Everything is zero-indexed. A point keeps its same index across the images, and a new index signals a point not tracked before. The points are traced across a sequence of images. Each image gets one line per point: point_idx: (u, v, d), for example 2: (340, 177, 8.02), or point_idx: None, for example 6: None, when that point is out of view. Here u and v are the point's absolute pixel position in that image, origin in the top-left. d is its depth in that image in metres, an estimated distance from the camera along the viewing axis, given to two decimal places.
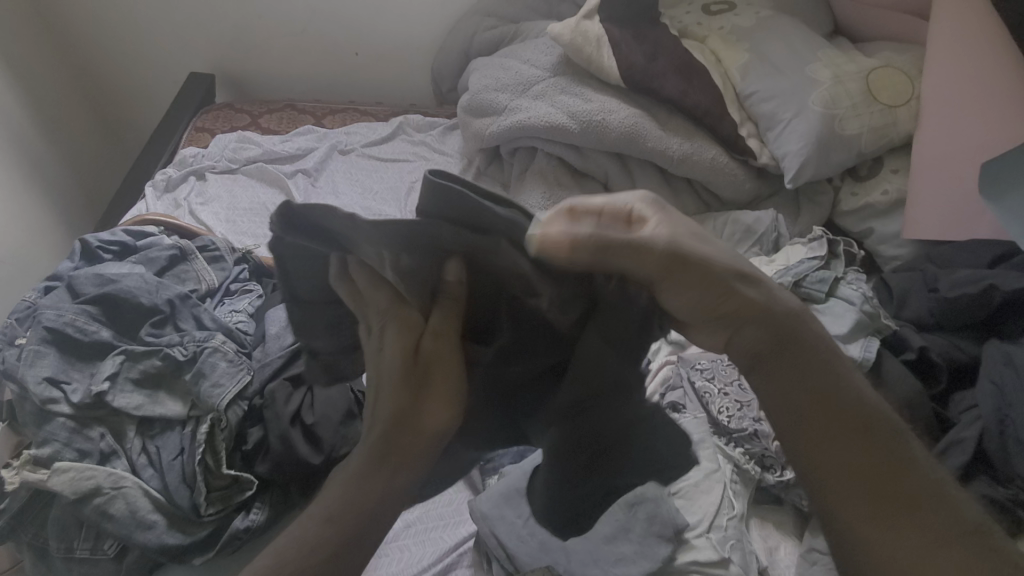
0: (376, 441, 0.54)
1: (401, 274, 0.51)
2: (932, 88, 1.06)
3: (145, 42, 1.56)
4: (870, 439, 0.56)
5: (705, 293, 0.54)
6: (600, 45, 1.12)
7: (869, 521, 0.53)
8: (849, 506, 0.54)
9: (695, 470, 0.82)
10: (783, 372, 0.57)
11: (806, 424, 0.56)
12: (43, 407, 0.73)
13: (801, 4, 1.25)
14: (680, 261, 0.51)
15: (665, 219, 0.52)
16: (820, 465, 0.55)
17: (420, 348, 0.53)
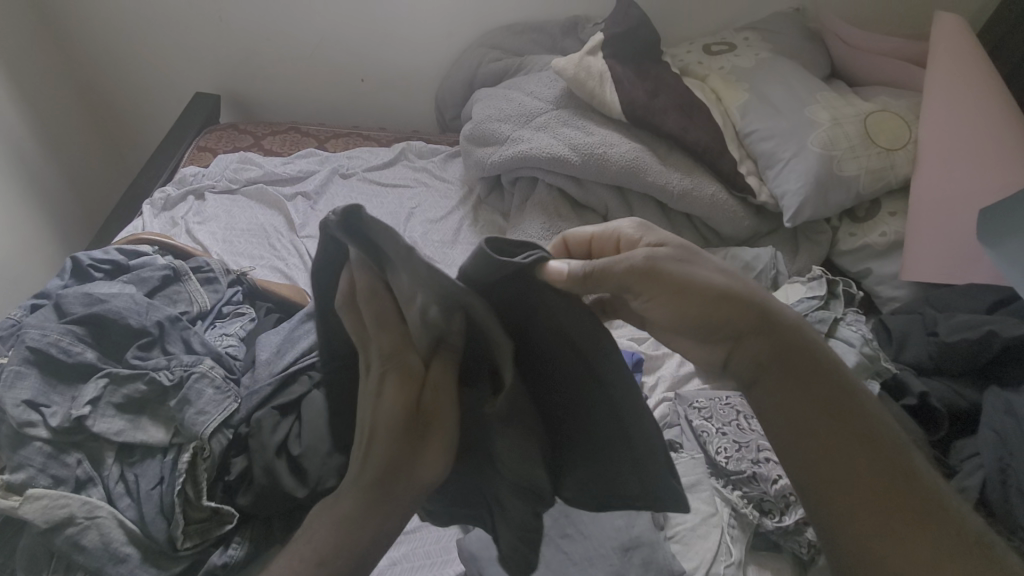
0: (363, 493, 0.49)
1: (414, 319, 0.48)
2: (929, 133, 1.08)
3: (152, 61, 1.57)
4: (876, 447, 0.55)
5: (705, 303, 0.57)
6: (603, 81, 1.13)
7: (877, 528, 0.51)
8: (856, 509, 0.52)
9: (692, 513, 0.81)
10: (786, 384, 0.58)
11: (806, 432, 0.56)
12: (18, 431, 0.70)
13: (799, 48, 1.28)
14: (665, 277, 0.56)
15: (653, 237, 0.60)
16: (824, 470, 0.54)
17: (421, 402, 0.48)
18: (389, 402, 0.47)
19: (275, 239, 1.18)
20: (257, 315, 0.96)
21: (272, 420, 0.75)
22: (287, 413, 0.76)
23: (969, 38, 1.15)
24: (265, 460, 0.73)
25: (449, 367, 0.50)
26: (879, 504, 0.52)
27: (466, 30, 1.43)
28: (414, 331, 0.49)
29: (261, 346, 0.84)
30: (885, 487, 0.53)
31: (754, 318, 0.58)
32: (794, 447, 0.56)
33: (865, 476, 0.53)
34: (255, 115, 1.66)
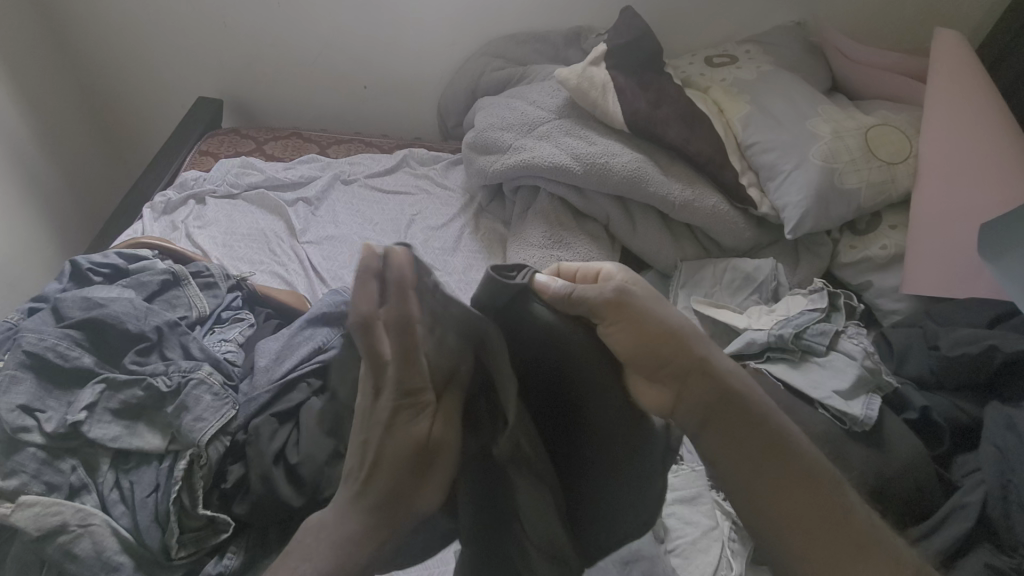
0: (369, 517, 0.48)
1: (435, 350, 0.47)
2: (929, 148, 1.08)
3: (155, 65, 1.57)
4: (808, 482, 0.56)
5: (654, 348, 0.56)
6: (606, 91, 1.14)
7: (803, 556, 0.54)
8: (785, 537, 0.55)
9: (692, 526, 0.81)
10: (732, 424, 0.57)
11: (744, 469, 0.56)
12: (13, 437, 0.69)
13: (801, 61, 1.28)
14: (623, 315, 0.55)
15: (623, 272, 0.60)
16: (759, 503, 0.56)
17: (430, 433, 0.47)
18: (401, 429, 0.46)
19: (275, 244, 1.18)
20: (257, 320, 0.96)
21: (271, 428, 0.75)
22: (285, 420, 0.76)
23: (971, 56, 1.16)
24: (263, 468, 0.72)
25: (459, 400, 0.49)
26: (803, 534, 0.54)
27: (469, 39, 1.44)
28: (432, 365, 0.47)
29: (261, 353, 0.84)
30: (812, 518, 0.55)
31: (697, 361, 0.57)
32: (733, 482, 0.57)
33: (796, 509, 0.55)
34: (258, 120, 1.67)
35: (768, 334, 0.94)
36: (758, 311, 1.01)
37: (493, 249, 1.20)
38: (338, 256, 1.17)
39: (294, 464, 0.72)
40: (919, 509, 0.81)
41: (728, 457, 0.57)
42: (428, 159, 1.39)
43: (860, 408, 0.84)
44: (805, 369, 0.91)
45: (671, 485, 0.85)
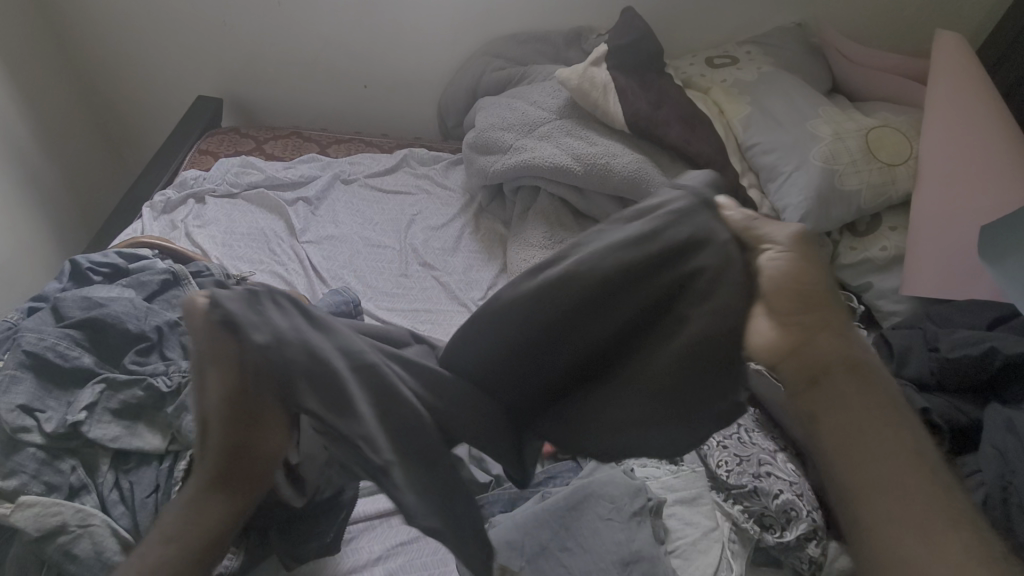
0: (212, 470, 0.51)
1: (234, 327, 0.47)
2: (929, 148, 1.09)
3: (155, 63, 1.57)
4: (910, 460, 0.51)
5: (801, 291, 0.55)
6: (606, 91, 1.13)
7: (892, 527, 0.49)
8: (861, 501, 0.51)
9: (692, 527, 0.81)
10: (841, 384, 0.54)
11: (840, 426, 0.53)
12: (13, 437, 0.69)
13: (801, 63, 1.29)
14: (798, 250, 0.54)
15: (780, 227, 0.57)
16: (840, 462, 0.52)
17: (245, 392, 0.48)
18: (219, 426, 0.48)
19: (276, 243, 1.18)
20: None
21: None
22: None
23: (971, 58, 1.16)
24: None
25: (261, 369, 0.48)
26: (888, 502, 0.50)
27: (469, 39, 1.44)
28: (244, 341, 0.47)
29: None
30: (903, 494, 0.50)
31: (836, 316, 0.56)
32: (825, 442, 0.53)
33: (888, 481, 0.51)
34: (257, 119, 1.66)
35: None
36: None
37: (493, 249, 1.20)
38: (338, 256, 1.17)
39: None
40: None
41: (828, 415, 0.54)
42: (428, 159, 1.38)
43: None
44: None
45: (671, 486, 0.85)
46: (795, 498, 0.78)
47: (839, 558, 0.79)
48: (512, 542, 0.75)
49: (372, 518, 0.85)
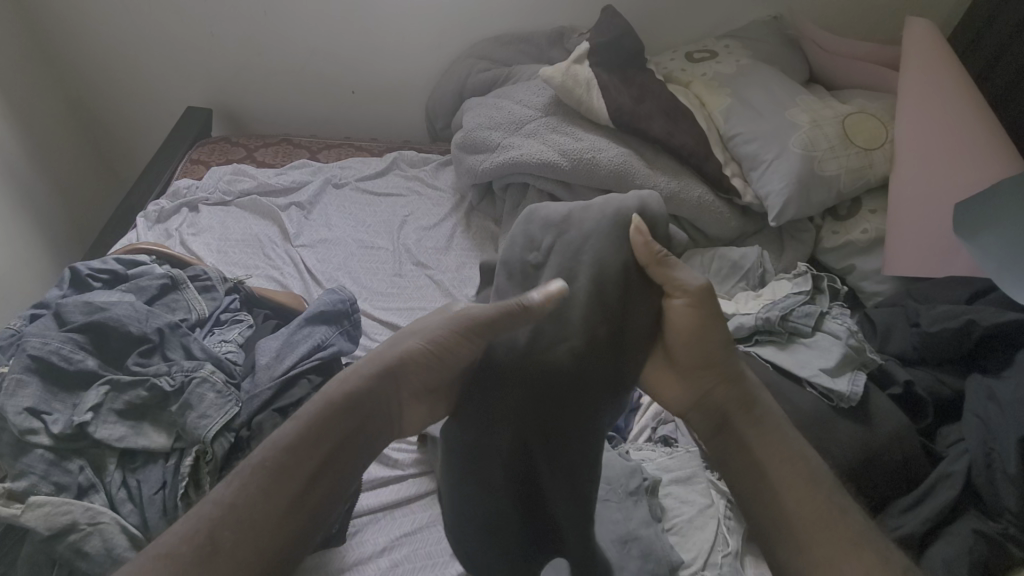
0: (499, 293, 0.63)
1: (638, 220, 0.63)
2: (905, 129, 1.12)
3: (143, 77, 1.59)
4: (838, 534, 0.57)
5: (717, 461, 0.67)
6: (590, 88, 1.16)
7: (807, 556, 0.57)
8: (806, 546, 0.57)
9: (687, 505, 0.83)
10: (769, 453, 0.63)
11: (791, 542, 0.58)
12: (20, 439, 0.71)
13: (777, 55, 1.32)
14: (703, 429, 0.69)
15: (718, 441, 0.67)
16: (781, 514, 0.60)
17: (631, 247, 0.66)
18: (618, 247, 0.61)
19: (269, 248, 1.20)
20: (255, 321, 0.97)
21: (275, 422, 0.80)
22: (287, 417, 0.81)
23: (943, 43, 1.19)
24: None
25: (650, 250, 0.61)
26: (828, 545, 0.56)
27: (453, 41, 1.46)
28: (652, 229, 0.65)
29: (262, 351, 0.87)
30: (836, 537, 0.57)
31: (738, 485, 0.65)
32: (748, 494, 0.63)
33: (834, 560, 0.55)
34: (247, 128, 1.69)
35: (756, 317, 0.96)
36: (746, 296, 1.04)
37: (485, 246, 1.23)
38: (332, 258, 1.19)
39: None
40: (906, 480, 0.84)
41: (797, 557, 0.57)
42: (418, 161, 1.40)
43: (846, 384, 0.87)
44: (792, 349, 0.94)
45: (665, 466, 0.87)
46: None
47: None
48: None
49: (375, 511, 0.88)
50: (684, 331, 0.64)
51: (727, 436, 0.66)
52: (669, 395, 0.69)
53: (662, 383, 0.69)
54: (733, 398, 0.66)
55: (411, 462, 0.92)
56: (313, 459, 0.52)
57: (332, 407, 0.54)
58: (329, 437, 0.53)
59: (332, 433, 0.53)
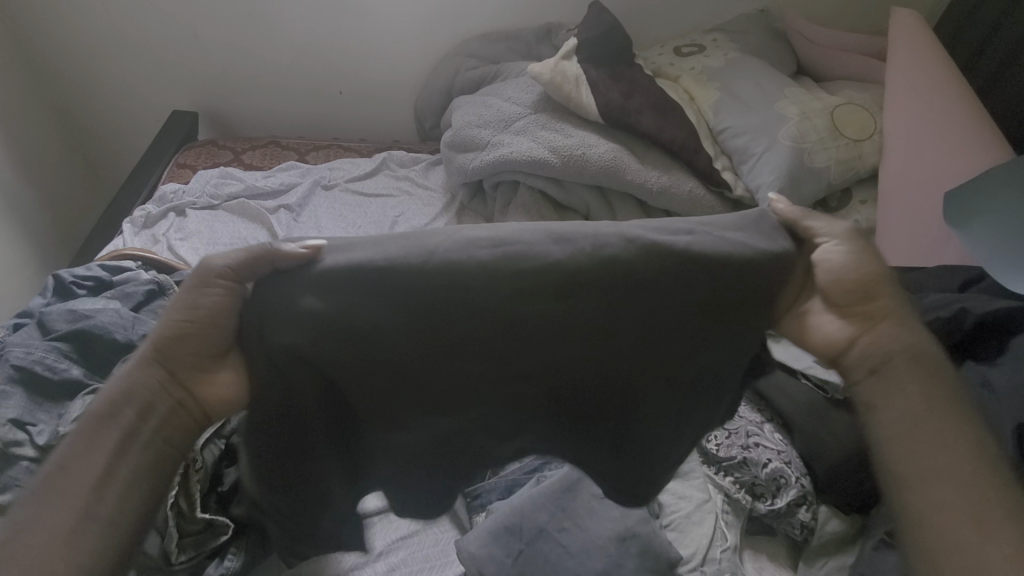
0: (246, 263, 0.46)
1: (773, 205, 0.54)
2: (891, 121, 1.13)
3: (127, 81, 1.57)
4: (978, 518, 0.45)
5: (900, 406, 0.50)
6: (578, 84, 1.16)
7: (953, 518, 0.46)
8: (939, 495, 0.47)
9: (686, 501, 0.84)
10: (925, 406, 0.50)
11: (949, 494, 0.47)
12: (4, 451, 0.70)
13: (765, 48, 1.32)
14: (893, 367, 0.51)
15: (889, 383, 0.51)
16: (915, 458, 0.49)
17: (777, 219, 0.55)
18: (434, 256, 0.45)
19: None
20: None
21: None
22: None
23: (930, 34, 1.19)
24: None
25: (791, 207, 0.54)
26: (974, 499, 0.46)
27: (440, 39, 1.45)
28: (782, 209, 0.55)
29: None
30: (963, 478, 0.47)
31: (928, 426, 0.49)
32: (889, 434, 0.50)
33: (978, 514, 0.45)
34: (235, 131, 1.67)
35: None
36: None
37: None
38: None
39: None
40: None
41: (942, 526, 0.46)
42: (407, 161, 1.39)
43: (838, 375, 0.87)
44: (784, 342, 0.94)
45: None
46: (783, 466, 0.83)
47: (829, 523, 0.83)
48: (509, 526, 0.77)
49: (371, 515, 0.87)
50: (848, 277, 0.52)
51: (888, 382, 0.51)
52: (816, 342, 0.54)
53: (815, 337, 0.54)
54: (901, 345, 0.52)
55: None
56: (91, 470, 0.46)
57: (90, 415, 0.47)
58: (104, 441, 0.46)
59: (108, 434, 0.47)
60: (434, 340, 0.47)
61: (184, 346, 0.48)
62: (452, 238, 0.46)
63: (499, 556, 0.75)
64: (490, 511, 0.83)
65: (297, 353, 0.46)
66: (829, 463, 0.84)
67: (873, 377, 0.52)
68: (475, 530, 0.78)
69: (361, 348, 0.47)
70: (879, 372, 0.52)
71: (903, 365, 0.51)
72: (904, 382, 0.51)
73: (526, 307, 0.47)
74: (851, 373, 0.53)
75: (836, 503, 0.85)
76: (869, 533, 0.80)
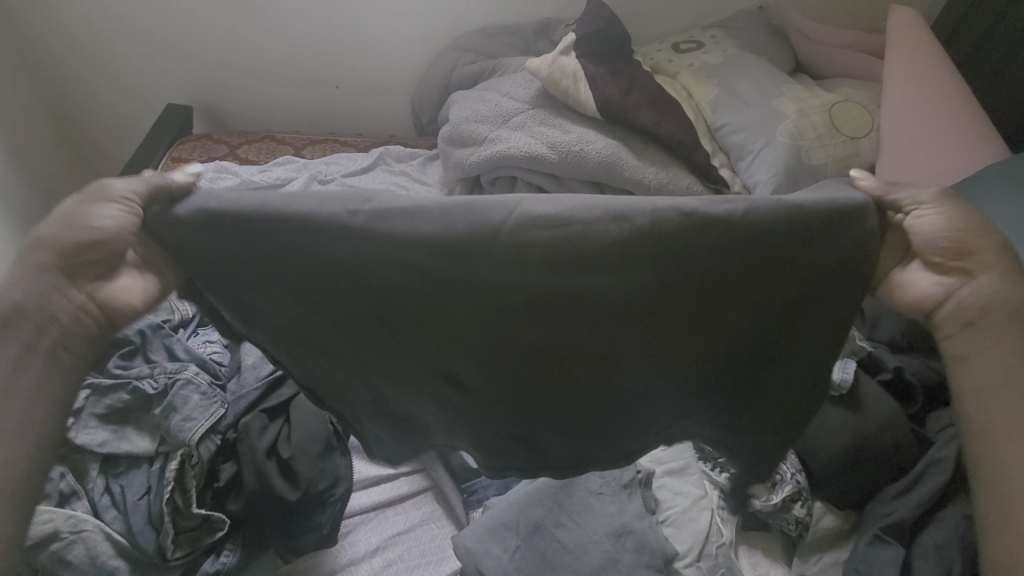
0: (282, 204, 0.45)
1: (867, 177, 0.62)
2: (889, 117, 1.13)
3: (121, 74, 1.55)
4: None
5: (999, 350, 0.60)
6: (577, 79, 1.15)
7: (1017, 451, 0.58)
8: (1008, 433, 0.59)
9: (681, 496, 0.84)
10: (1014, 351, 0.59)
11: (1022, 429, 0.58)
12: None
13: (764, 44, 1.32)
14: (993, 316, 0.60)
15: (983, 328, 0.61)
16: (993, 400, 0.60)
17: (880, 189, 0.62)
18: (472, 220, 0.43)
19: None
20: None
21: (260, 422, 0.80)
22: (272, 418, 0.81)
23: (928, 33, 1.19)
24: (255, 463, 0.77)
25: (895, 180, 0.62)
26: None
27: (438, 34, 1.45)
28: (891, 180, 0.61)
29: (247, 350, 0.87)
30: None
31: (1019, 367, 0.59)
32: (984, 379, 0.61)
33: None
34: (231, 125, 1.66)
35: None
36: None
37: None
38: None
39: (288, 459, 0.79)
40: (898, 467, 0.84)
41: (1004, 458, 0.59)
42: (404, 156, 1.39)
43: (836, 372, 0.87)
44: None
45: (658, 459, 0.87)
46: None
47: (824, 518, 0.84)
48: (506, 521, 0.78)
49: (368, 511, 0.86)
50: (942, 240, 0.61)
51: (978, 329, 0.61)
52: (904, 298, 0.65)
53: (909, 292, 0.64)
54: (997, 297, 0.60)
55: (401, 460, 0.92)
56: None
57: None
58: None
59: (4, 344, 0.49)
60: (437, 301, 0.48)
61: (83, 254, 0.50)
62: (513, 212, 0.43)
63: (496, 551, 0.75)
64: (487, 507, 0.83)
65: (319, 293, 0.50)
66: (825, 460, 0.84)
67: (973, 326, 0.62)
68: (472, 526, 0.78)
69: (365, 293, 0.49)
70: (973, 321, 0.62)
71: (999, 313, 0.60)
72: (1005, 325, 0.60)
73: (553, 272, 0.46)
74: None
75: (832, 498, 0.85)
76: (863, 529, 0.81)
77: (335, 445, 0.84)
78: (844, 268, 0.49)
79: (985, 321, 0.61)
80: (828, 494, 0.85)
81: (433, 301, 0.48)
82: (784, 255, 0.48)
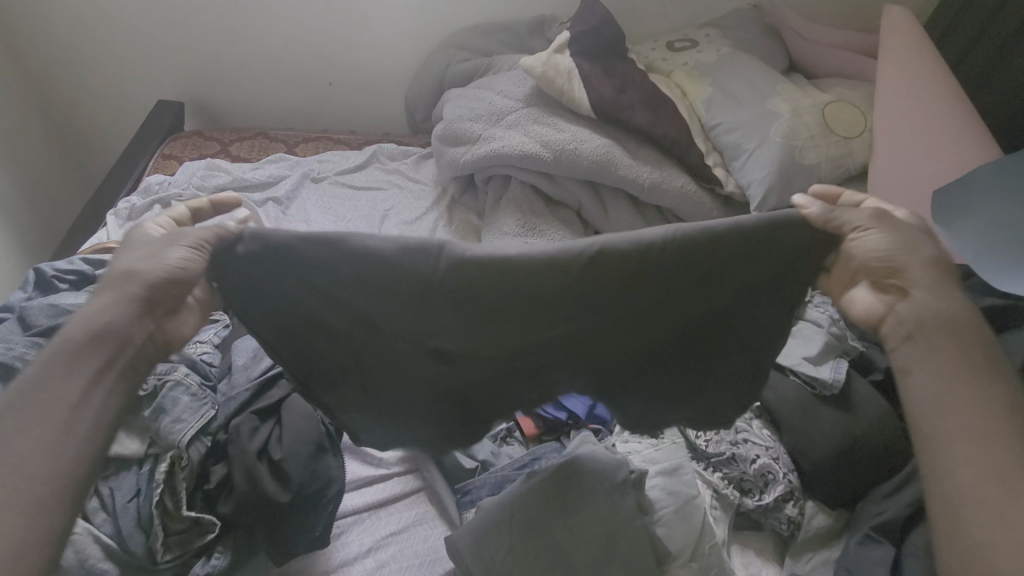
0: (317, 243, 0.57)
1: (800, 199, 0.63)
2: (882, 119, 1.13)
3: (110, 70, 1.53)
4: (992, 466, 0.53)
5: (945, 364, 0.58)
6: (571, 78, 1.15)
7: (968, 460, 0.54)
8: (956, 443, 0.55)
9: (673, 498, 0.82)
10: (955, 365, 0.58)
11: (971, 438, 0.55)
12: None
13: (758, 44, 1.32)
14: (932, 329, 0.60)
15: (924, 341, 0.60)
16: (941, 413, 0.57)
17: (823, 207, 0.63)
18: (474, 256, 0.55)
19: None
20: (231, 320, 0.95)
21: (250, 423, 0.80)
22: (263, 420, 0.81)
23: (921, 34, 1.20)
24: (246, 464, 0.76)
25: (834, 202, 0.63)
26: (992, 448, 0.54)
27: (432, 31, 1.44)
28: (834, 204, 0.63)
29: (239, 353, 0.88)
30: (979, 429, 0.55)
31: (964, 379, 0.57)
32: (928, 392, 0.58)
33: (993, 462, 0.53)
34: (222, 122, 1.65)
35: None
36: None
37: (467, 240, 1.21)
38: None
39: (278, 460, 0.78)
40: (888, 466, 0.85)
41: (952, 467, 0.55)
42: (397, 154, 1.38)
43: (827, 373, 0.88)
44: None
45: (651, 459, 0.86)
46: (771, 462, 0.85)
47: (816, 517, 0.85)
48: (499, 522, 0.77)
49: (360, 512, 0.86)
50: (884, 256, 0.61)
51: (923, 342, 0.60)
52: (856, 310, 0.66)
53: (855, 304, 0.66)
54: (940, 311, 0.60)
55: (394, 461, 0.92)
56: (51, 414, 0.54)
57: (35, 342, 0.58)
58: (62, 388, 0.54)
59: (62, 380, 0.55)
60: (461, 312, 0.59)
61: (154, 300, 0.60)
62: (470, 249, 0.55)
63: (488, 552, 0.76)
64: (479, 508, 0.82)
65: (354, 298, 0.60)
66: (816, 459, 0.84)
67: (912, 339, 0.61)
68: (465, 526, 0.79)
69: (388, 320, 0.62)
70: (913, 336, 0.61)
71: (942, 327, 0.59)
72: (944, 339, 0.59)
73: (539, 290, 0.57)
74: (891, 339, 0.63)
75: (824, 498, 0.86)
76: (853, 529, 0.82)
77: (328, 446, 0.84)
78: (774, 258, 0.62)
79: (927, 331, 0.60)
80: (820, 494, 0.85)
81: (440, 298, 0.58)
82: (732, 257, 0.60)
